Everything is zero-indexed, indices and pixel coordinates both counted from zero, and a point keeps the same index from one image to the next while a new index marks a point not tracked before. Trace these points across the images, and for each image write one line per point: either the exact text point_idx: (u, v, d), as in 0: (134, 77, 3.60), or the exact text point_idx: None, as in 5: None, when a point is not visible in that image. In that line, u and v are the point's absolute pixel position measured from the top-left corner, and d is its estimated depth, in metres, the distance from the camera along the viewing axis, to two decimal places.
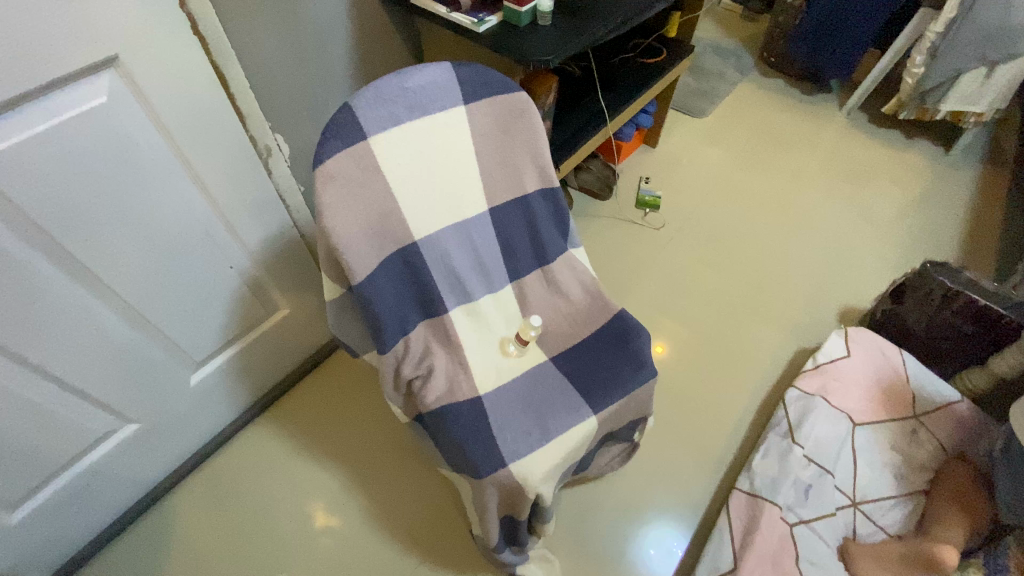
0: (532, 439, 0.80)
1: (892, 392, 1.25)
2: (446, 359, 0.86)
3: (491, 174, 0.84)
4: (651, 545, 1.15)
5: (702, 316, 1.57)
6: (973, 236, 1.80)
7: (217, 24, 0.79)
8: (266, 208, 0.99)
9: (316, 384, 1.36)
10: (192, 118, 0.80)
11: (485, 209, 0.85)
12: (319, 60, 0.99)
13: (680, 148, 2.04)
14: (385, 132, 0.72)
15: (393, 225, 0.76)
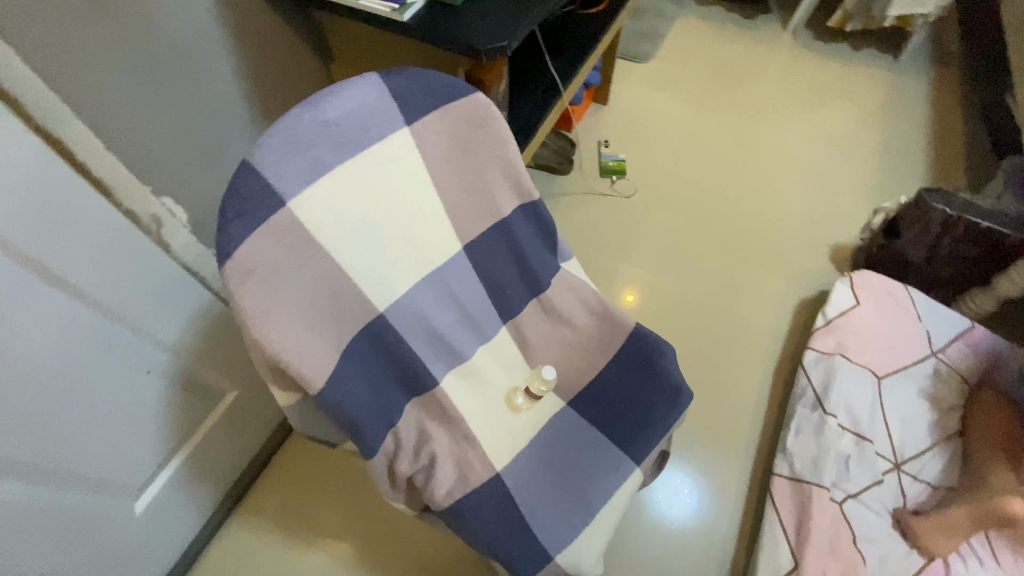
0: (574, 517, 0.68)
1: (905, 336, 1.20)
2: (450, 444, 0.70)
3: (461, 206, 0.66)
4: (659, 492, 1.14)
5: (693, 282, 1.46)
6: (940, 144, 1.76)
7: (31, 75, 0.56)
8: (175, 290, 0.78)
9: (293, 458, 1.17)
10: (34, 210, 0.57)
11: (459, 248, 0.67)
12: (200, 85, 0.76)
13: (633, 100, 1.88)
14: (313, 187, 0.52)
15: (349, 304, 0.58)
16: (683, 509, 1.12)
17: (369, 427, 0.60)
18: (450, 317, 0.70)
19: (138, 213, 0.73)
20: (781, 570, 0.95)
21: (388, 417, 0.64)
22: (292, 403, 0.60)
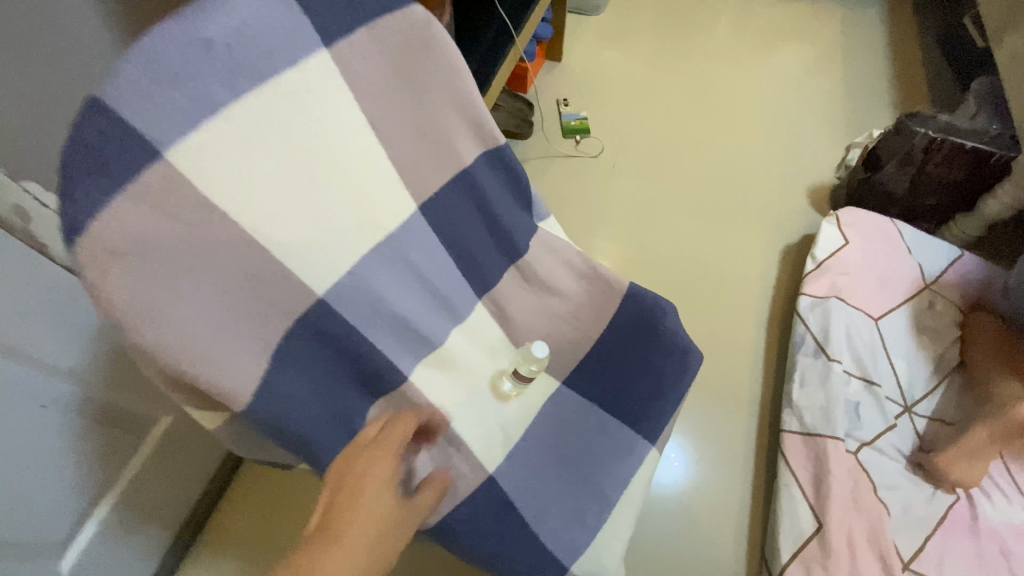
0: (588, 516, 0.57)
1: (898, 271, 1.14)
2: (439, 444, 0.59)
3: (410, 154, 0.54)
4: None
5: (672, 240, 1.37)
6: (902, 77, 1.72)
7: None
8: (61, 300, 0.62)
9: (255, 484, 1.03)
10: None
11: (416, 209, 0.55)
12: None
13: (588, 55, 1.76)
14: (202, 130, 0.39)
15: (277, 294, 0.45)
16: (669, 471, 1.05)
17: (321, 441, 0.47)
18: (412, 294, 0.57)
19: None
20: (805, 534, 0.87)
21: (348, 426, 0.51)
22: (219, 424, 0.47)
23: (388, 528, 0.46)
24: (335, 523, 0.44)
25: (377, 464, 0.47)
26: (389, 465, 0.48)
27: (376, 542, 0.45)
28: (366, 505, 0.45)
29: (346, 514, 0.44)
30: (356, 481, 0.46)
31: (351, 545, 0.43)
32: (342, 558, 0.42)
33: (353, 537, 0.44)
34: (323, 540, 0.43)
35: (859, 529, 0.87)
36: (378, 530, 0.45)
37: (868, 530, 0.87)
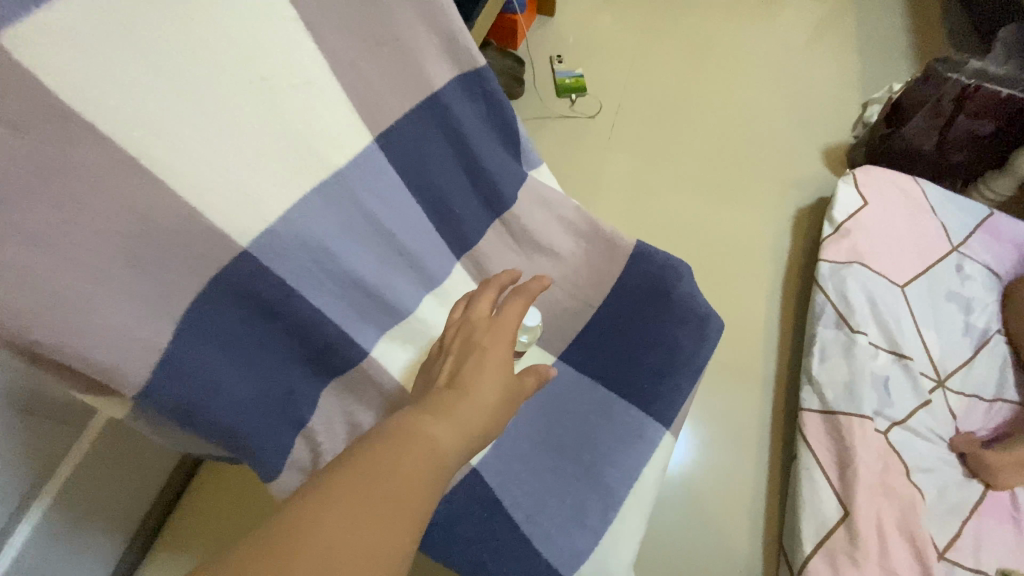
0: (592, 516, 0.48)
1: (923, 233, 1.04)
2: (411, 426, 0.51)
3: (361, 61, 0.47)
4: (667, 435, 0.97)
5: (676, 206, 1.27)
6: (919, 29, 1.61)
7: None
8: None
9: (219, 481, 0.91)
10: None
11: (373, 141, 0.49)
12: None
13: (582, 7, 1.62)
14: (54, 11, 0.31)
15: (191, 251, 0.39)
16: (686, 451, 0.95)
17: (256, 431, 0.43)
18: (370, 254, 0.50)
19: None
20: (829, 523, 0.79)
21: (291, 415, 0.47)
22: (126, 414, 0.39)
23: (513, 381, 0.45)
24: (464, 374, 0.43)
25: (491, 326, 0.47)
26: (509, 328, 0.48)
27: (505, 385, 0.44)
28: (488, 357, 0.44)
29: (470, 366, 0.44)
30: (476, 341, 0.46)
31: (478, 391, 0.42)
32: (472, 400, 0.41)
33: (484, 380, 0.43)
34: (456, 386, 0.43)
35: (888, 515, 0.78)
36: (507, 381, 0.44)
37: (898, 518, 0.78)
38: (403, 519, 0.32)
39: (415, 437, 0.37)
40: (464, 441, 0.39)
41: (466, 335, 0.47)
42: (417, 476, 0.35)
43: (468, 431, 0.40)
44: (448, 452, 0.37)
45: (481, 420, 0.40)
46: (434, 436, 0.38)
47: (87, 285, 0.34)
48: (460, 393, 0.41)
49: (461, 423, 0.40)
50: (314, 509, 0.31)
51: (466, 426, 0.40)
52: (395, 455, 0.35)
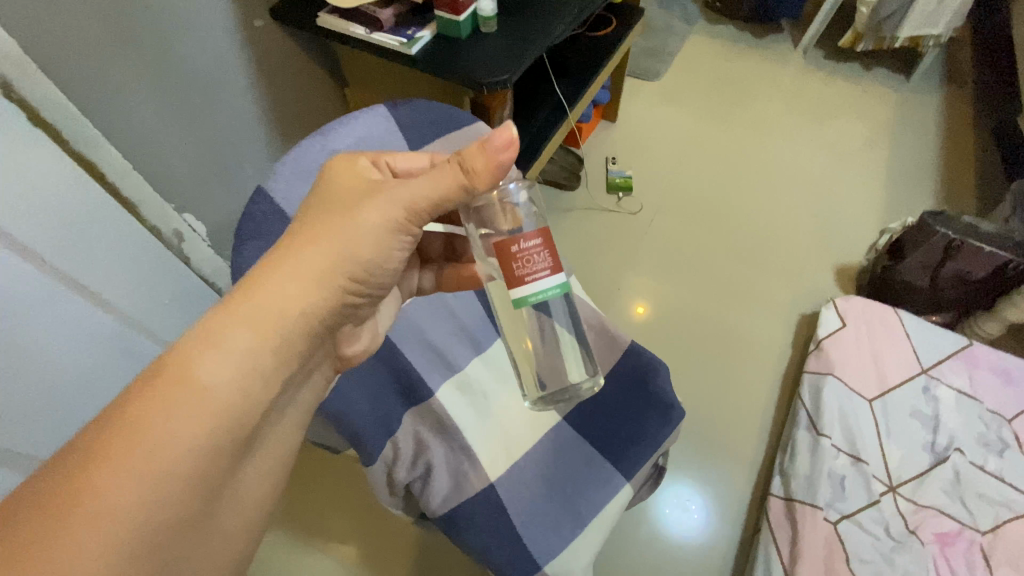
0: (564, 530, 0.70)
1: (899, 356, 1.20)
2: (361, 317, 0.57)
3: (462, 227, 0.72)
4: (666, 505, 1.17)
5: (696, 298, 1.48)
6: (951, 162, 1.77)
7: (97, 133, 0.69)
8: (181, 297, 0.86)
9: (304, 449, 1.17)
10: (75, 236, 0.66)
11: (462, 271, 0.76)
12: (207, 101, 0.85)
13: (641, 115, 1.91)
14: None
15: None
16: (680, 514, 1.16)
17: (370, 437, 0.65)
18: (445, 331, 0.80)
19: (161, 228, 0.83)
20: None
21: (389, 429, 0.69)
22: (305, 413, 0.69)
23: (361, 246, 0.48)
24: (273, 264, 0.46)
25: (359, 179, 0.52)
26: (359, 198, 0.49)
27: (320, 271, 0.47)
28: (299, 247, 0.47)
29: (294, 250, 0.47)
30: (312, 214, 0.49)
31: (274, 288, 0.45)
32: (284, 281, 0.46)
33: (292, 268, 0.46)
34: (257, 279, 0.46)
35: None
36: (313, 267, 0.47)
37: None
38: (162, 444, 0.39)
39: (203, 335, 0.43)
40: (254, 347, 0.44)
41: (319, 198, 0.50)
42: (176, 399, 0.40)
43: (255, 327, 0.44)
44: (240, 344, 0.44)
45: (269, 319, 0.45)
46: (225, 335, 0.43)
47: None
48: (265, 275, 0.46)
49: (264, 304, 0.45)
50: (98, 427, 0.39)
51: (257, 331, 0.44)
52: (154, 389, 0.40)
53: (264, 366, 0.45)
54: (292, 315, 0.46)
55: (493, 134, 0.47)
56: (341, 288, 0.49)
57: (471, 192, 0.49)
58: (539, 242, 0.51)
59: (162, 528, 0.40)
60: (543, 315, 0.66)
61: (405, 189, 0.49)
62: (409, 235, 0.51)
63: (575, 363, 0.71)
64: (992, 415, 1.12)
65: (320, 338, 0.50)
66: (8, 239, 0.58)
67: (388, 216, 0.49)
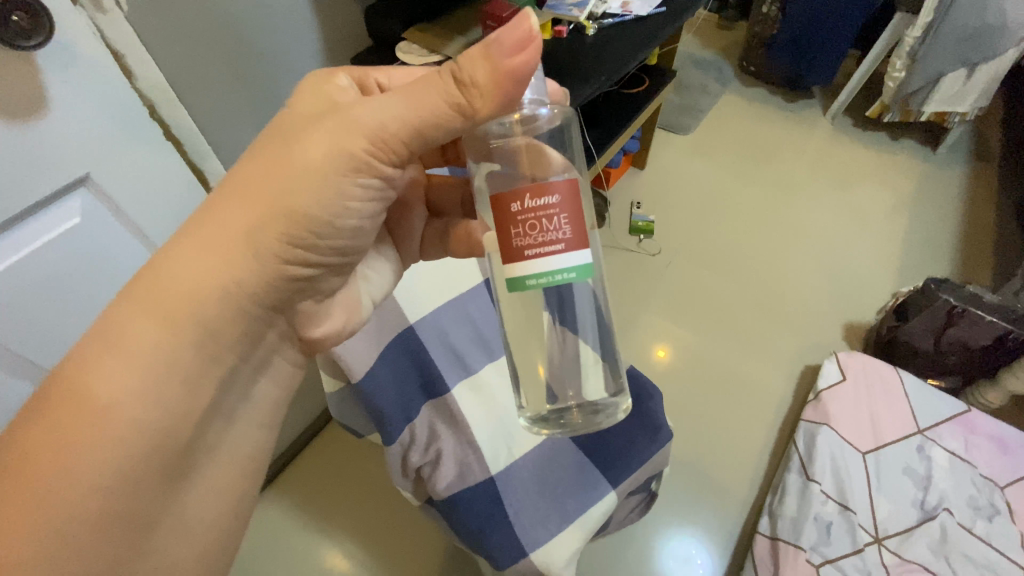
0: (551, 523, 0.79)
1: (895, 414, 1.24)
2: (317, 290, 0.57)
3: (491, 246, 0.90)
4: (669, 557, 1.20)
5: (704, 340, 1.55)
6: (971, 235, 1.81)
7: (209, 149, 0.85)
8: None
9: (331, 441, 1.29)
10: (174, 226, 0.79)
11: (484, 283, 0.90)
12: None
13: (669, 165, 2.03)
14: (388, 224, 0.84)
15: (389, 316, 0.82)
16: (670, 546, 1.21)
17: (392, 420, 0.79)
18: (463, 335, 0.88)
19: None
20: None
21: (407, 415, 0.82)
22: (336, 389, 0.82)
23: (298, 199, 0.46)
24: (183, 240, 0.47)
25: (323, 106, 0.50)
26: (291, 147, 0.46)
27: (235, 242, 0.47)
28: (209, 222, 0.47)
29: (205, 223, 0.47)
30: (232, 178, 0.48)
31: (182, 267, 0.46)
32: (198, 264, 0.46)
33: (202, 243, 0.46)
34: (162, 259, 0.46)
35: None
36: (224, 242, 0.46)
37: None
38: (66, 450, 0.42)
39: (106, 335, 0.44)
40: (158, 334, 0.45)
41: (259, 141, 0.49)
42: (73, 404, 0.42)
43: (158, 312, 0.45)
44: (152, 338, 0.45)
45: (171, 303, 0.45)
46: (127, 333, 0.45)
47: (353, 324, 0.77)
48: (174, 257, 0.46)
49: (172, 295, 0.46)
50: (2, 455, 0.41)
51: (160, 315, 0.45)
52: (56, 396, 0.43)
53: (181, 358, 0.47)
54: (203, 293, 0.46)
55: (500, 37, 0.44)
56: (269, 255, 0.48)
57: (472, 112, 0.46)
58: (557, 202, 0.45)
59: (85, 529, 0.43)
60: (566, 329, 0.65)
61: (374, 114, 0.45)
62: (371, 173, 0.48)
63: (598, 378, 0.66)
64: (984, 479, 1.15)
65: (256, 308, 0.50)
66: (131, 224, 0.73)
67: (330, 162, 0.46)
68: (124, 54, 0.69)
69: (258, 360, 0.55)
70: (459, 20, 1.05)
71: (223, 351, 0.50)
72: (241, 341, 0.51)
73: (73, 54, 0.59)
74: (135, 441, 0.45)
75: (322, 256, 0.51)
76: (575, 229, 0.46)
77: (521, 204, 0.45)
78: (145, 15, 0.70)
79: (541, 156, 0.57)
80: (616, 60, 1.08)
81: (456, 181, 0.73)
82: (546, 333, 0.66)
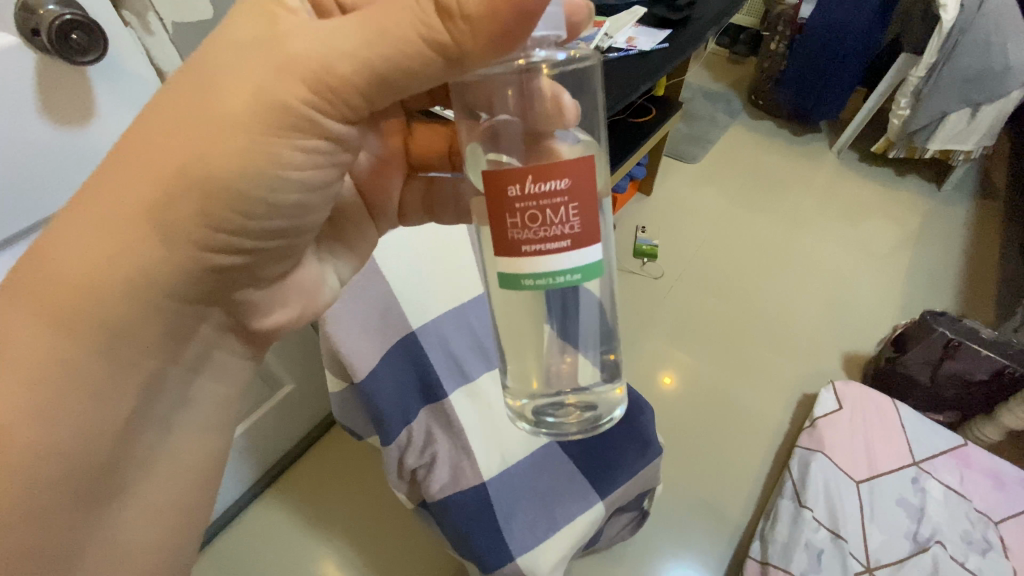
0: (539, 529, 0.82)
1: (890, 444, 1.24)
2: (255, 273, 0.53)
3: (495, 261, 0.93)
4: None
5: (702, 363, 1.58)
6: (974, 272, 1.83)
7: None
8: None
9: (331, 446, 1.32)
10: None
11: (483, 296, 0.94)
12: None
13: (675, 192, 2.07)
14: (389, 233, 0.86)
15: (394, 320, 0.86)
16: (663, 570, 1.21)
17: (389, 420, 0.82)
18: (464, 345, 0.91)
19: None
20: None
21: (406, 418, 0.85)
22: (339, 389, 0.86)
23: (213, 165, 0.42)
24: (76, 216, 0.44)
25: (254, 33, 0.42)
26: (209, 105, 0.42)
27: (140, 220, 0.44)
28: (108, 194, 0.44)
29: (101, 197, 0.44)
30: (133, 141, 0.44)
31: (80, 248, 0.43)
32: (101, 242, 0.44)
33: (98, 221, 0.44)
34: (54, 239, 0.44)
35: None
36: (125, 219, 0.43)
37: None
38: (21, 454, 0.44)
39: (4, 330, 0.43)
40: (52, 322, 0.43)
41: (163, 92, 0.44)
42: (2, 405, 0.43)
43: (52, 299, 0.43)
44: (45, 326, 0.43)
45: (69, 288, 0.43)
46: (21, 319, 0.43)
47: (358, 326, 0.81)
48: (74, 237, 0.44)
49: (75, 282, 0.43)
50: None
51: (54, 301, 0.43)
52: None
53: (89, 348, 0.45)
54: (104, 274, 0.44)
55: None
56: (181, 233, 0.44)
57: (457, 52, 0.40)
58: (565, 187, 0.46)
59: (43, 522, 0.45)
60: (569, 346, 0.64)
61: (307, 58, 0.41)
62: (304, 133, 0.44)
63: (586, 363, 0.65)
64: (979, 514, 1.15)
65: (176, 294, 0.48)
66: None
67: (255, 122, 0.42)
68: (166, 72, 0.76)
69: (193, 357, 0.53)
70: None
71: (144, 348, 0.48)
72: (163, 333, 0.49)
73: (121, 70, 0.65)
74: (66, 432, 0.45)
75: (253, 238, 0.48)
76: (585, 217, 0.47)
77: (521, 187, 0.45)
78: (189, 38, 0.77)
79: (559, 101, 0.55)
80: (620, 90, 1.13)
81: (439, 129, 0.68)
82: (546, 348, 0.65)
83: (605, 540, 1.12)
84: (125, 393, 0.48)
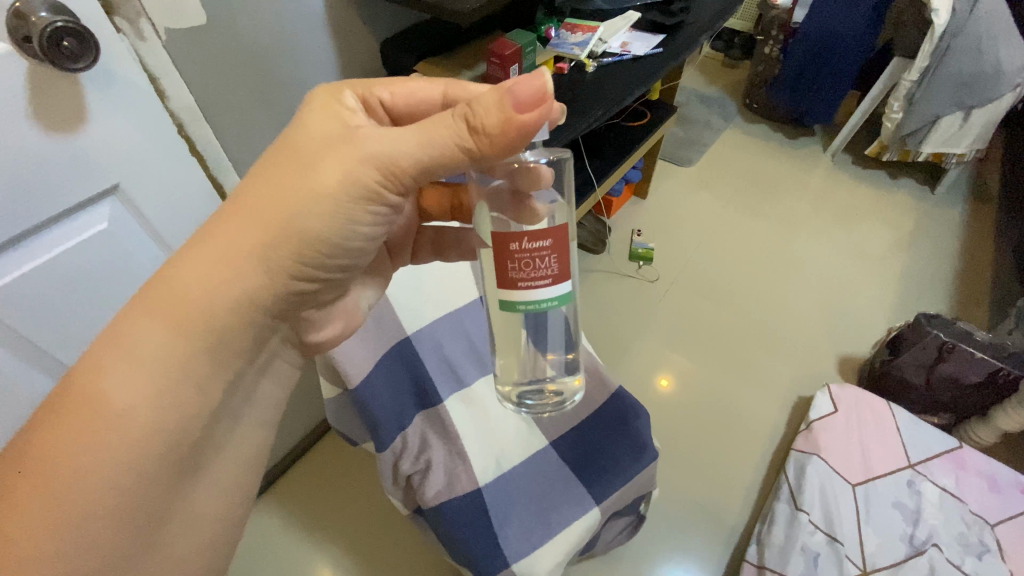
0: (535, 535, 0.81)
1: (886, 446, 1.25)
2: (319, 301, 0.57)
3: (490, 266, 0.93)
4: None
5: (699, 366, 1.58)
6: (969, 274, 1.84)
7: (229, 165, 0.92)
8: None
9: (327, 451, 1.32)
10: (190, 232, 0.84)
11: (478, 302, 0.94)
12: None
13: (671, 196, 2.08)
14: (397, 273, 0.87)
15: (388, 326, 0.87)
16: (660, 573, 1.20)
17: (385, 427, 0.83)
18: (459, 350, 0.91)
19: None
20: None
21: (399, 423, 0.85)
22: (333, 395, 0.86)
23: (309, 224, 0.47)
24: (187, 256, 0.48)
25: (340, 122, 0.48)
26: (304, 177, 0.46)
27: (240, 265, 0.47)
28: (217, 238, 0.48)
29: (214, 238, 0.48)
30: (241, 196, 0.48)
31: (191, 284, 0.47)
32: (210, 274, 0.47)
33: (204, 266, 0.47)
34: (168, 274, 0.47)
35: None
36: (229, 262, 0.47)
37: None
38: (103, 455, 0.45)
39: (111, 341, 0.46)
40: (164, 347, 0.47)
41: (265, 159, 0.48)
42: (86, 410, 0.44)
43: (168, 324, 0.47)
44: (159, 346, 0.47)
45: (183, 315, 0.47)
46: (138, 336, 0.46)
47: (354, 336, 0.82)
48: (186, 271, 0.47)
49: (189, 299, 0.47)
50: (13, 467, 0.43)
51: (171, 326, 0.47)
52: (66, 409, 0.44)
53: (192, 366, 0.48)
54: (209, 310, 0.48)
55: (516, 87, 0.42)
56: (279, 273, 0.49)
57: (478, 158, 0.45)
58: (548, 246, 0.48)
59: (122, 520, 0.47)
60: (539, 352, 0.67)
61: (382, 146, 0.45)
62: (380, 203, 0.49)
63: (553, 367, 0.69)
64: (975, 516, 1.15)
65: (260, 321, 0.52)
66: (153, 230, 0.78)
67: (343, 194, 0.47)
68: (159, 78, 0.76)
69: (263, 361, 0.58)
70: (468, 54, 1.11)
71: (232, 356, 0.52)
72: (244, 347, 0.52)
73: (113, 76, 0.65)
74: (148, 438, 0.47)
75: (329, 272, 0.52)
76: (561, 265, 0.50)
77: (519, 245, 0.47)
78: (184, 45, 0.77)
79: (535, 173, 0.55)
80: (614, 95, 1.14)
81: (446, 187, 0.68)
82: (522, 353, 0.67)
83: (601, 544, 1.11)
84: (205, 405, 0.51)
